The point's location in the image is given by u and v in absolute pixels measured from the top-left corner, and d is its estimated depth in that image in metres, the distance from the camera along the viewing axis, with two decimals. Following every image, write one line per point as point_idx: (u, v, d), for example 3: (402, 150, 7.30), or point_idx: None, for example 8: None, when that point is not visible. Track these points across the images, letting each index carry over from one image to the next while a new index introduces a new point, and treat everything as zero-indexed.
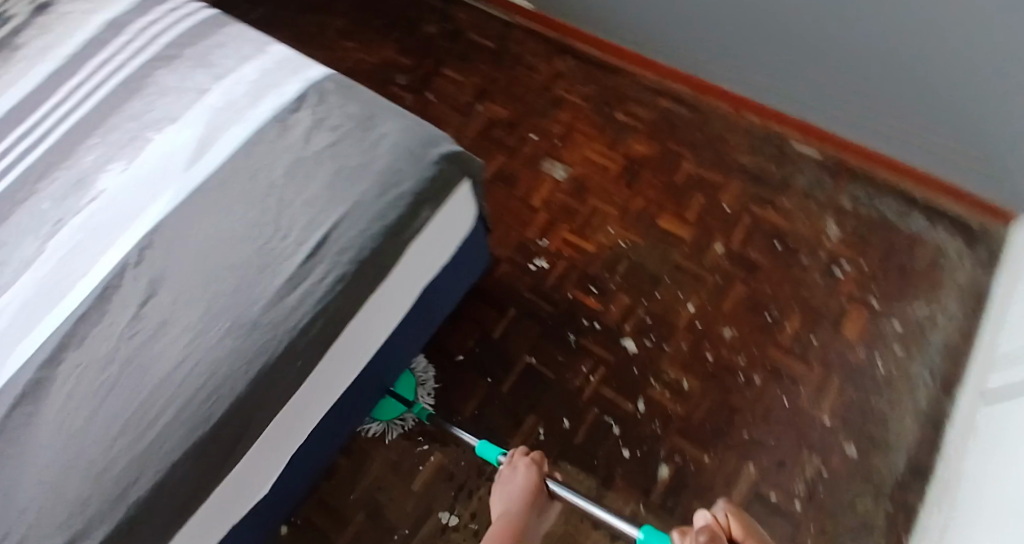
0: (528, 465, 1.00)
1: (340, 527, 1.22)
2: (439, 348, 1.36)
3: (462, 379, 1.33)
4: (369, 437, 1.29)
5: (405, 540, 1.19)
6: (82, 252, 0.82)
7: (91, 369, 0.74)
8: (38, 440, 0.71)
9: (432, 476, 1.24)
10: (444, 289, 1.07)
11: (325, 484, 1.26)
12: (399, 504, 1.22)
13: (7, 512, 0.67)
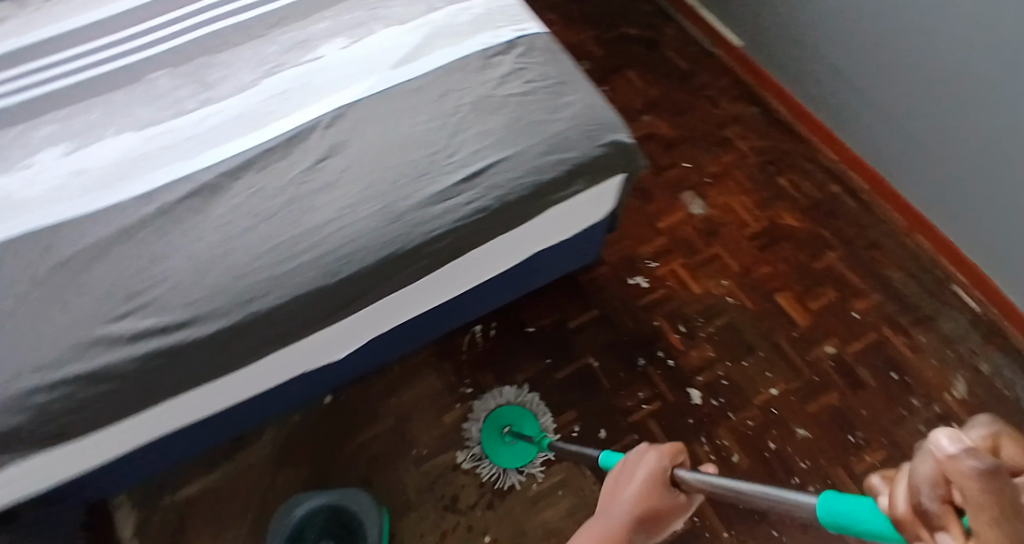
0: (660, 452, 0.52)
1: (367, 423, 1.30)
2: (517, 314, 1.39)
3: (522, 350, 1.35)
4: (419, 360, 1.35)
5: (418, 459, 1.26)
6: (287, 99, 0.90)
7: (255, 194, 0.82)
8: (195, 229, 0.79)
9: (459, 418, 1.29)
10: (546, 263, 1.10)
11: (368, 382, 1.34)
12: (425, 429, 1.29)
13: (150, 275, 0.76)
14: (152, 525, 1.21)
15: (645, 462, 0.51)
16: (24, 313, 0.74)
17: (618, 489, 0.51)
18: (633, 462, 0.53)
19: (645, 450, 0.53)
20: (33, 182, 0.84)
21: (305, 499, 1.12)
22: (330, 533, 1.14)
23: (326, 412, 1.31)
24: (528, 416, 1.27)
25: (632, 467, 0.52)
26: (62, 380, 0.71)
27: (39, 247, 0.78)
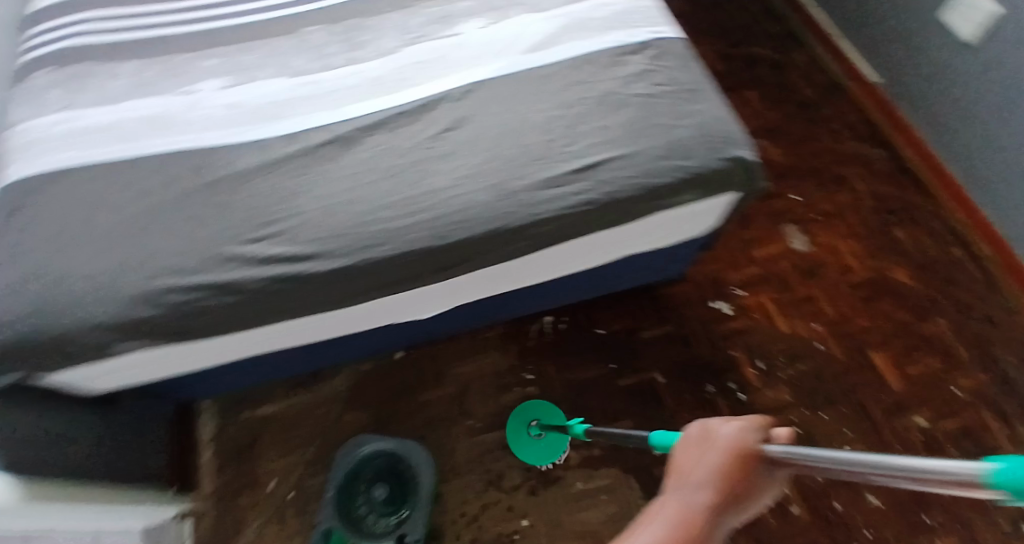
0: (740, 424, 0.51)
1: (429, 386, 1.35)
2: (592, 313, 1.39)
3: (590, 349, 1.36)
4: (486, 338, 1.39)
5: (473, 431, 1.30)
6: (422, 69, 0.95)
7: (381, 153, 0.87)
8: (326, 175, 0.86)
9: (515, 402, 1.32)
10: (630, 264, 1.10)
11: (437, 348, 1.39)
12: (483, 404, 1.33)
13: (282, 208, 0.83)
14: (228, 434, 1.33)
15: (725, 431, 0.50)
16: (167, 223, 0.83)
17: (700, 457, 0.49)
18: (712, 432, 0.51)
19: (725, 424, 0.52)
20: (191, 108, 0.93)
21: (366, 439, 1.22)
22: (383, 481, 1.20)
23: (396, 366, 1.37)
24: (555, 411, 1.28)
25: (711, 437, 0.51)
26: (189, 290, 0.80)
27: (187, 167, 0.87)
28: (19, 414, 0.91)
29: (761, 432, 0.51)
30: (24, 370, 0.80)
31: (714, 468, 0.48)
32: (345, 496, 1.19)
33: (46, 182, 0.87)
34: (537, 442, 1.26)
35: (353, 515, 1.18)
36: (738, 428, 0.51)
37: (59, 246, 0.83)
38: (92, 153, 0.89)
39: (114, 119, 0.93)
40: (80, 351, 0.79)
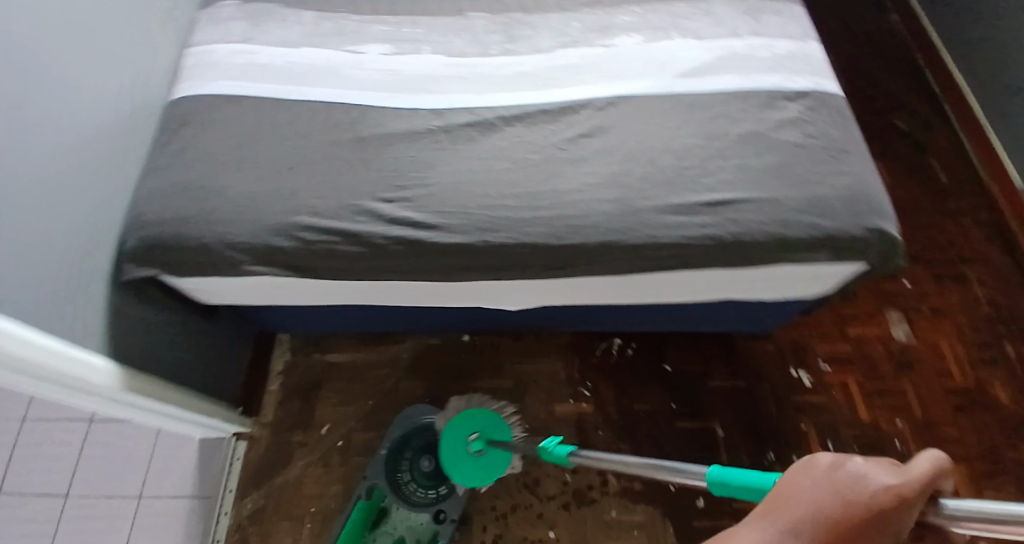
0: (882, 476, 0.40)
1: (490, 376, 1.37)
2: (667, 347, 1.37)
3: (657, 383, 1.34)
4: (555, 344, 1.40)
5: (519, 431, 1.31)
6: (572, 72, 0.97)
7: (516, 145, 0.90)
8: (460, 155, 0.90)
9: (568, 414, 1.32)
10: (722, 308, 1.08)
11: (506, 342, 1.40)
12: (535, 409, 1.33)
13: (416, 176, 0.88)
14: (295, 370, 1.40)
15: (871, 481, 0.40)
16: (313, 164, 0.90)
17: (807, 494, 0.41)
18: (840, 469, 0.42)
19: (863, 467, 0.41)
20: (355, 67, 1.02)
21: (420, 410, 1.27)
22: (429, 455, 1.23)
23: (462, 348, 1.40)
24: (494, 426, 1.17)
25: (845, 482, 0.41)
26: (315, 234, 0.86)
27: (343, 116, 0.96)
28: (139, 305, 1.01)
29: (917, 490, 0.40)
30: (159, 268, 0.89)
31: (819, 516, 0.39)
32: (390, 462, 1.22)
33: (222, 105, 0.98)
34: (478, 462, 1.14)
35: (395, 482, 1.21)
36: (877, 482, 0.40)
37: (216, 164, 0.92)
38: (264, 89, 1.00)
39: (287, 61, 1.03)
40: (210, 263, 0.86)
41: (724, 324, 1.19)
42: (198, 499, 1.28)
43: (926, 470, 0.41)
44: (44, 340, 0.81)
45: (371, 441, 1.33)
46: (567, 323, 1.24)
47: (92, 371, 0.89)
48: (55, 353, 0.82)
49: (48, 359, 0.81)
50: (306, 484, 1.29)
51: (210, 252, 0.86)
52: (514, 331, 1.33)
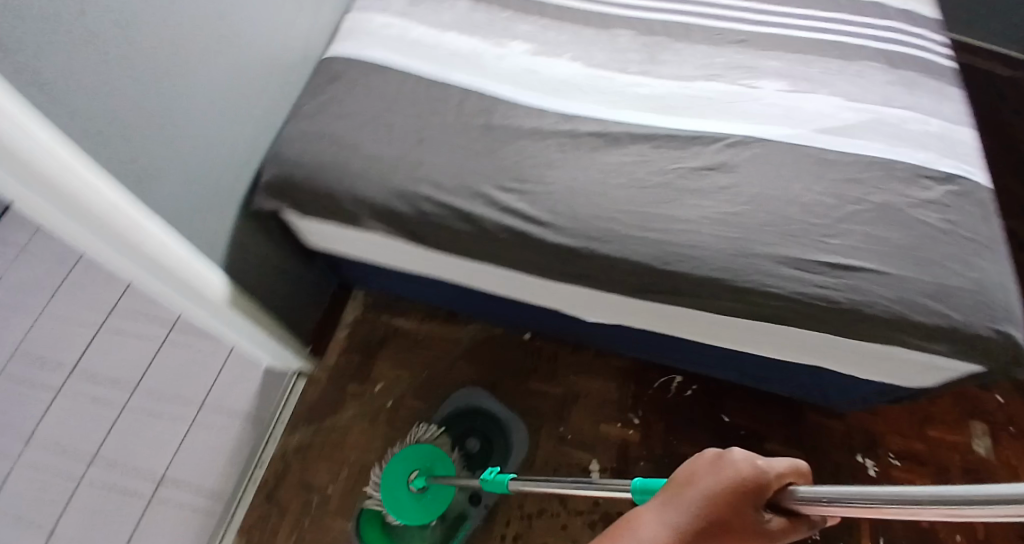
0: (752, 457, 0.50)
1: (548, 379, 1.38)
2: (730, 397, 1.34)
3: (712, 429, 1.31)
4: (617, 365, 1.39)
5: (564, 440, 1.32)
6: (707, 104, 0.97)
7: (638, 164, 0.91)
8: (582, 162, 0.92)
9: (615, 436, 1.32)
10: (802, 371, 1.05)
11: (571, 351, 1.42)
12: (583, 422, 1.34)
13: (539, 174, 0.92)
14: (365, 326, 1.47)
15: (742, 461, 0.50)
16: (442, 142, 0.97)
17: (704, 478, 0.50)
18: (726, 454, 0.51)
19: (740, 453, 0.50)
20: (496, 60, 1.06)
21: (473, 395, 1.34)
22: (477, 436, 1.31)
23: (522, 346, 1.42)
24: (432, 457, 1.21)
25: (727, 463, 0.50)
26: (433, 204, 0.93)
27: (476, 104, 1.00)
28: (254, 231, 1.09)
29: (776, 475, 0.49)
30: (290, 203, 0.98)
31: (712, 494, 0.48)
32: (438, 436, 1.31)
33: (371, 71, 1.06)
34: (424, 496, 1.17)
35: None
36: (749, 463, 0.49)
37: (356, 123, 1.00)
38: (410, 65, 1.06)
39: (436, 43, 1.09)
40: (334, 205, 0.96)
41: (795, 389, 1.15)
42: (253, 419, 1.36)
43: (786, 465, 0.50)
44: (181, 245, 0.91)
45: (420, 411, 1.36)
46: (635, 348, 1.24)
47: (208, 283, 0.99)
48: (186, 258, 0.93)
49: (178, 262, 0.92)
50: (355, 434, 1.35)
51: (336, 201, 0.96)
52: (583, 342, 1.34)
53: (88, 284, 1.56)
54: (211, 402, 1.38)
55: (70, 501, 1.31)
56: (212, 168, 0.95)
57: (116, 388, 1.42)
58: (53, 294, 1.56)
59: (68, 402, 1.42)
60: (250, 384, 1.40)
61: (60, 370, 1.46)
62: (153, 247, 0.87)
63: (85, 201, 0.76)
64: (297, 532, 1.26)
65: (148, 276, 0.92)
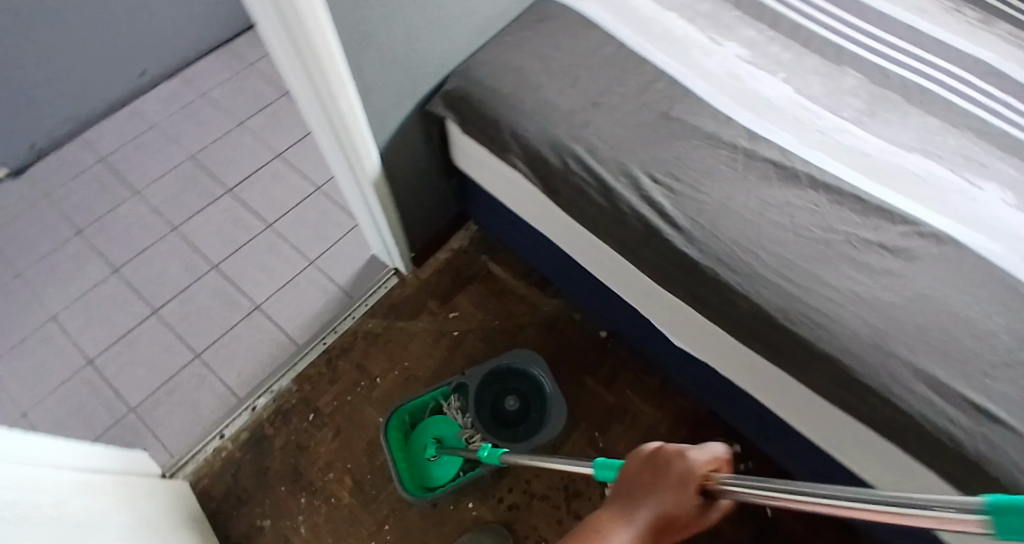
0: (686, 453, 0.53)
1: (610, 381, 1.35)
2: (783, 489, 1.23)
3: None
4: (682, 402, 1.33)
5: (598, 444, 1.28)
6: (908, 183, 0.86)
7: (805, 211, 0.83)
8: (747, 185, 0.86)
9: None
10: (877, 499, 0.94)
11: (644, 367, 1.36)
12: (623, 437, 1.29)
13: (698, 179, 0.87)
14: (465, 256, 1.49)
15: (680, 459, 0.53)
16: (615, 112, 0.94)
17: (651, 481, 0.53)
18: (666, 452, 0.54)
19: (674, 451, 0.54)
20: (704, 54, 1.00)
21: (516, 357, 1.28)
22: (521, 397, 1.27)
23: (596, 341, 1.39)
24: (446, 426, 1.26)
25: (670, 463, 0.53)
26: (582, 167, 0.90)
27: (664, 89, 0.95)
28: (418, 130, 1.11)
29: (704, 465, 0.53)
30: (460, 112, 1.01)
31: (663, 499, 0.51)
32: (482, 385, 1.27)
33: (577, 23, 1.04)
34: (441, 462, 1.23)
35: (478, 402, 1.26)
36: (684, 459, 0.53)
37: (545, 67, 0.99)
38: (617, 31, 1.02)
39: (651, 17, 1.04)
40: (492, 137, 0.98)
41: None
42: (343, 292, 1.44)
43: (706, 454, 0.54)
44: (363, 118, 0.95)
45: (481, 352, 1.37)
46: (706, 390, 1.18)
47: (368, 160, 1.03)
48: (362, 132, 0.96)
49: (355, 134, 0.95)
50: (416, 344, 1.38)
51: (495, 128, 0.97)
52: (660, 363, 1.28)
53: (269, 122, 1.66)
54: (321, 261, 1.47)
55: (183, 288, 1.42)
56: (415, 59, 0.97)
57: (253, 218, 1.52)
58: (240, 120, 1.66)
59: (214, 212, 1.52)
60: (356, 262, 1.48)
61: (217, 184, 1.56)
62: (342, 115, 0.91)
63: (311, 54, 0.79)
64: (336, 405, 1.31)
65: (325, 137, 0.96)
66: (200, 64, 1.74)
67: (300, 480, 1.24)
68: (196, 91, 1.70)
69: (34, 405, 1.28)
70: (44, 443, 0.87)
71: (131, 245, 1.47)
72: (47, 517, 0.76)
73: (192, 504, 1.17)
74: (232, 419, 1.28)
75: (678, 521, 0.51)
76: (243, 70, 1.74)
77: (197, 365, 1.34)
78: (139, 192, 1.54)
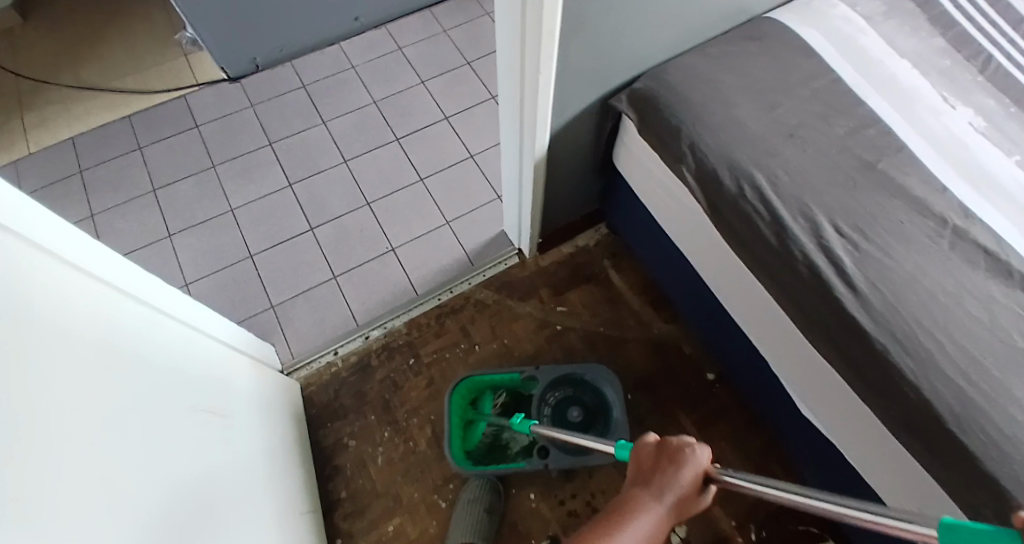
0: (690, 452, 0.70)
1: (709, 424, 1.27)
2: None
3: None
4: (780, 469, 1.22)
5: None
6: None
7: (1004, 306, 0.76)
8: (944, 261, 0.80)
9: (720, 521, 1.17)
10: None
11: (750, 419, 1.27)
12: None
13: (890, 240, 0.81)
14: (589, 254, 1.47)
15: (688, 457, 0.70)
16: (811, 148, 0.89)
17: (664, 472, 0.70)
18: (676, 450, 0.71)
19: (681, 448, 0.70)
20: (932, 111, 0.93)
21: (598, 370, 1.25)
22: (587, 411, 1.23)
23: (702, 384, 1.30)
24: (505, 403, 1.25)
25: (678, 457, 0.70)
26: (756, 197, 0.85)
27: (876, 138, 0.90)
28: (594, 121, 1.10)
29: (704, 462, 0.70)
30: (642, 111, 0.97)
31: (671, 489, 0.68)
32: (552, 385, 1.25)
33: (794, 50, 0.98)
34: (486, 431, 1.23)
35: (542, 399, 1.24)
36: (686, 457, 0.70)
37: (745, 88, 0.95)
38: (838, 64, 0.97)
39: (879, 58, 0.98)
40: (669, 145, 0.94)
41: None
42: (468, 258, 1.47)
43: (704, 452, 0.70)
44: (553, 84, 0.92)
45: (586, 353, 1.35)
46: (812, 460, 1.10)
47: (541, 131, 1.00)
48: (546, 98, 0.93)
49: (541, 104, 0.93)
50: (524, 325, 1.38)
51: (673, 134, 0.93)
52: (770, 422, 1.20)
53: (449, 87, 1.72)
54: (457, 223, 1.51)
55: (337, 216, 1.51)
56: (617, 53, 0.95)
57: (411, 169, 1.59)
58: (422, 80, 1.74)
59: (382, 154, 1.61)
60: (488, 234, 1.50)
61: (390, 131, 1.64)
62: (536, 78, 0.88)
63: (536, 13, 0.77)
64: (436, 359, 1.34)
65: (513, 95, 0.95)
66: (403, 21, 1.84)
67: (388, 416, 1.28)
68: (394, 44, 1.79)
69: (197, 278, 1.42)
70: (187, 302, 0.94)
71: (308, 165, 1.58)
72: (120, 352, 0.72)
73: (297, 403, 1.25)
74: (348, 341, 1.36)
75: (681, 504, 0.69)
76: (437, 34, 1.82)
77: (332, 285, 1.42)
78: (327, 121, 1.65)
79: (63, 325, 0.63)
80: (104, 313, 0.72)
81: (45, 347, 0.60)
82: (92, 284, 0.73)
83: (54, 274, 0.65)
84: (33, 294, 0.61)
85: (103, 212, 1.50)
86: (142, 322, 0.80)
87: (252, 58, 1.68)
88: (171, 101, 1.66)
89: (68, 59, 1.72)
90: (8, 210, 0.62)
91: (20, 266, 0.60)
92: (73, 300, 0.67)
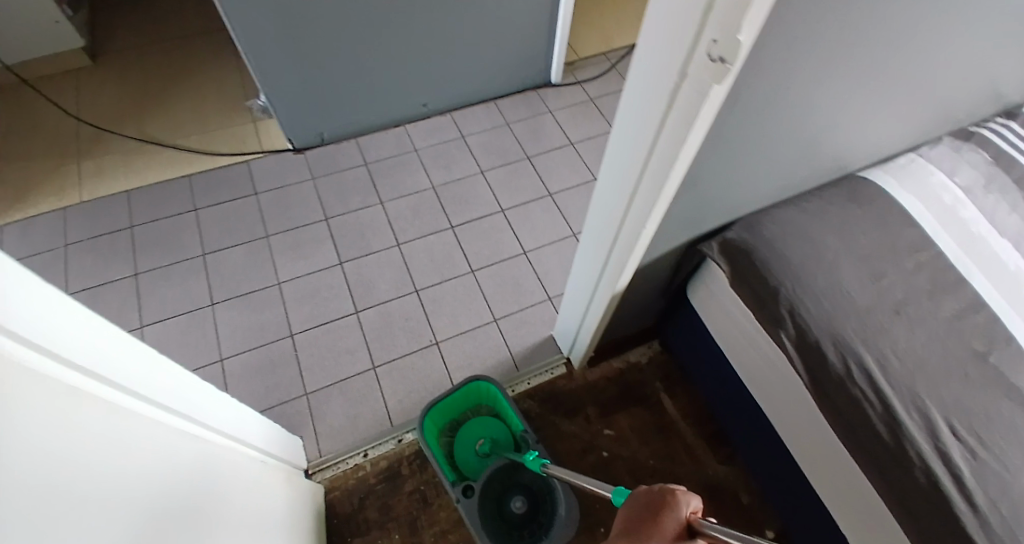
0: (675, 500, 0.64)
1: None
2: None
3: None
4: None
5: None
6: None
7: None
8: None
9: None
10: None
11: None
12: None
13: (1008, 448, 0.76)
14: (639, 373, 1.40)
15: (672, 503, 0.64)
16: (920, 330, 0.85)
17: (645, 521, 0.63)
18: (661, 498, 0.65)
19: (665, 494, 0.65)
20: None
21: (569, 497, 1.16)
22: (531, 512, 1.14)
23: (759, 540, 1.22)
24: (498, 441, 1.21)
25: (664, 506, 0.64)
26: (866, 383, 0.82)
27: (983, 324, 0.85)
28: (676, 258, 1.07)
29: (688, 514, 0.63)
30: (735, 265, 0.95)
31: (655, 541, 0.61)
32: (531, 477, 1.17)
33: (896, 216, 0.95)
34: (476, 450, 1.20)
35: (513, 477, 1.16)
36: (668, 504, 0.64)
37: (845, 253, 0.91)
38: (942, 237, 0.93)
39: (982, 236, 0.93)
40: (765, 305, 0.91)
41: None
42: (513, 364, 1.41)
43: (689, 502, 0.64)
44: (651, 235, 0.90)
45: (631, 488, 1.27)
46: None
47: (627, 271, 0.98)
48: (641, 247, 0.91)
49: (634, 251, 0.91)
50: (568, 446, 1.31)
51: (772, 295, 0.90)
52: None
53: (508, 180, 1.71)
54: (504, 323, 1.46)
55: (382, 301, 1.47)
56: (717, 204, 0.94)
57: (462, 261, 1.55)
58: (481, 169, 1.73)
59: (435, 242, 1.58)
60: (535, 339, 1.44)
61: (445, 219, 1.62)
62: (638, 230, 0.86)
63: (662, 165, 0.74)
64: None
65: (607, 226, 0.92)
66: (468, 109, 1.85)
67: (414, 537, 1.20)
68: (457, 132, 1.79)
69: (233, 354, 1.37)
70: (227, 407, 0.90)
71: (360, 246, 1.55)
72: (167, 491, 0.69)
73: (319, 511, 1.18)
74: (381, 443, 1.28)
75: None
76: (500, 126, 1.82)
77: (370, 376, 1.36)
78: (383, 202, 1.63)
79: (101, 466, 0.58)
80: (150, 439, 0.68)
81: (93, 496, 0.56)
82: (143, 407, 0.69)
83: (107, 405, 0.62)
84: (83, 437, 0.56)
85: (147, 272, 1.46)
86: (177, 438, 0.74)
87: (318, 132, 1.68)
88: (232, 166, 1.65)
89: (135, 109, 1.73)
90: (88, 348, 0.60)
91: (69, 407, 0.56)
92: (126, 431, 0.64)
